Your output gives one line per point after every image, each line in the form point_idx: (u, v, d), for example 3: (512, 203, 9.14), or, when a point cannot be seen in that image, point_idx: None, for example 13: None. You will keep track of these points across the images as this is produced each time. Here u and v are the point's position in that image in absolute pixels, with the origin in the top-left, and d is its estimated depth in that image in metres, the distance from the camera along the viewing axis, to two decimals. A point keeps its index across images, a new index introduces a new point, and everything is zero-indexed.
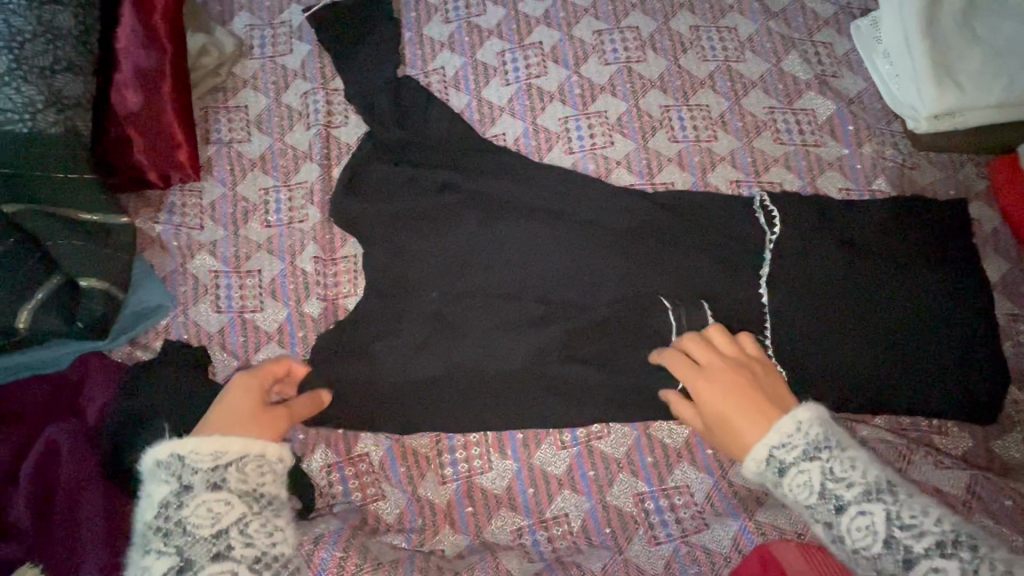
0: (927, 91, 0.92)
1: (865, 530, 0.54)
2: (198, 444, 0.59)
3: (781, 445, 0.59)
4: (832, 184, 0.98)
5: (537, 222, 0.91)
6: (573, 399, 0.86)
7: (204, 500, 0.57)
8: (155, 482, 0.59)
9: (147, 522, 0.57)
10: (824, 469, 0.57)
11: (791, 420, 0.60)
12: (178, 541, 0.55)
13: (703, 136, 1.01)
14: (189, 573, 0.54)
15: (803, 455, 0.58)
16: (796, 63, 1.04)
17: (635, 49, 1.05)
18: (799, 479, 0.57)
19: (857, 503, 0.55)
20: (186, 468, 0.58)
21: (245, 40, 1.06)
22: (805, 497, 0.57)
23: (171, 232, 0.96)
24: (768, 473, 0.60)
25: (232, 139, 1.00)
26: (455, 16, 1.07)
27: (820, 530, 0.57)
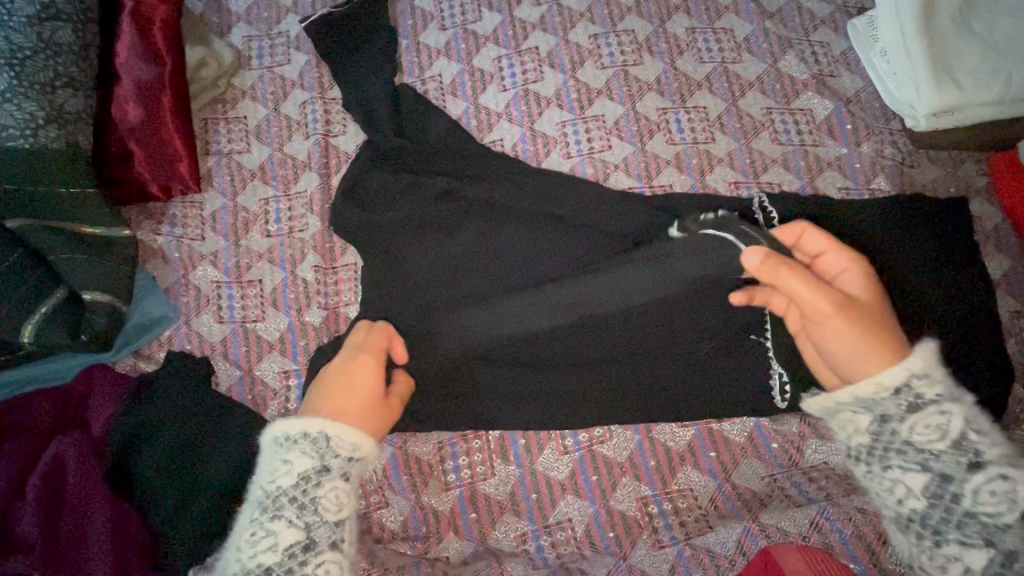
0: (925, 87, 0.92)
1: (999, 493, 0.56)
2: (346, 432, 0.63)
3: (921, 378, 0.60)
4: (831, 184, 0.98)
5: (539, 228, 0.91)
6: (582, 399, 0.86)
7: (336, 488, 0.61)
8: (297, 452, 0.62)
9: (280, 487, 0.61)
10: (961, 419, 0.58)
11: (924, 353, 0.60)
12: (309, 518, 0.60)
13: (701, 138, 1.01)
14: (311, 554, 0.59)
15: (943, 398, 0.59)
16: (793, 63, 1.04)
17: (631, 53, 1.05)
18: (931, 419, 0.59)
19: (998, 466, 0.57)
20: (330, 449, 0.62)
21: (242, 51, 1.06)
22: (929, 440, 0.59)
23: (173, 244, 0.96)
24: (890, 404, 0.61)
25: (232, 149, 1.01)
26: (451, 23, 1.07)
27: (925, 479, 0.58)
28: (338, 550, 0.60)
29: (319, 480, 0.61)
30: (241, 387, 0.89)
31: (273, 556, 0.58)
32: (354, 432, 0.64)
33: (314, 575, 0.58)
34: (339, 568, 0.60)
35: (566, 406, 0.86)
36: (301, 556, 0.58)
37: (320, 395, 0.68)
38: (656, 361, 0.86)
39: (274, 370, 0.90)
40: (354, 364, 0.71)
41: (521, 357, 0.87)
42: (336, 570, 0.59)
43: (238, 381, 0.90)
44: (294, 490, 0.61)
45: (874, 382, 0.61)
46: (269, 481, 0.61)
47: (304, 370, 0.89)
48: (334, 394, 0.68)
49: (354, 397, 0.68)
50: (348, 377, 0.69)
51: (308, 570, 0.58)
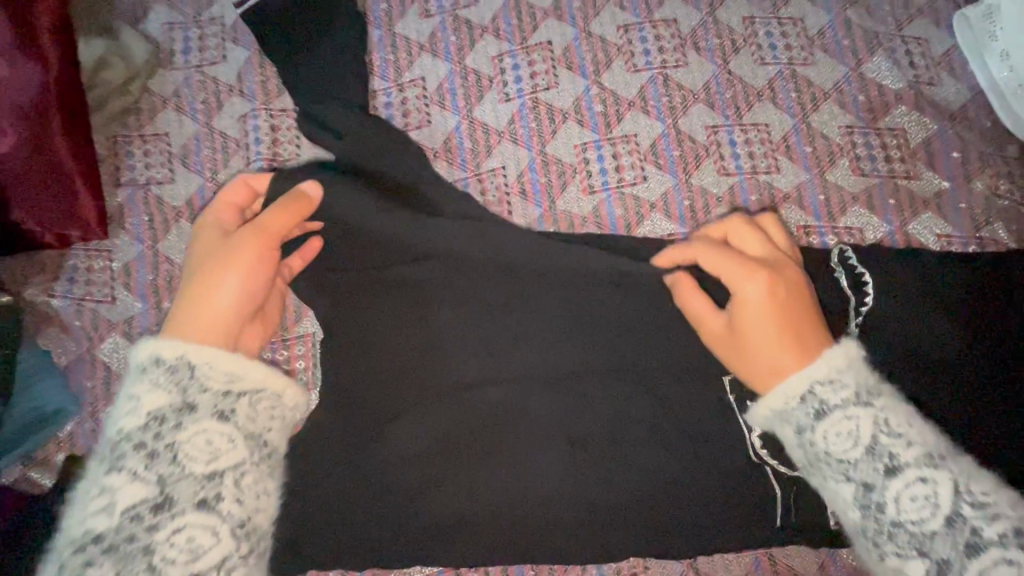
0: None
1: (921, 499, 0.44)
2: (215, 359, 0.45)
3: (826, 382, 0.48)
4: (929, 230, 0.76)
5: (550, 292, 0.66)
6: (616, 522, 0.65)
7: (206, 428, 0.43)
8: (146, 382, 0.43)
9: (122, 431, 0.42)
10: (871, 421, 0.46)
11: (841, 353, 0.49)
12: (164, 468, 0.41)
13: (761, 166, 0.78)
14: (165, 516, 0.40)
15: (851, 398, 0.47)
16: (882, 66, 0.80)
17: (672, 50, 0.81)
18: (841, 426, 0.47)
19: (916, 467, 0.45)
20: (195, 383, 0.44)
21: (163, 43, 0.81)
22: (843, 448, 0.47)
23: (73, 308, 0.73)
24: (797, 413, 0.48)
25: (151, 178, 0.77)
26: (437, 8, 0.82)
27: (847, 491, 0.47)
28: (213, 512, 0.41)
29: (177, 439, 0.42)
30: None
31: (105, 518, 0.39)
32: (222, 358, 0.45)
33: (168, 544, 0.40)
34: (211, 536, 0.41)
35: (593, 530, 0.65)
36: (150, 517, 0.40)
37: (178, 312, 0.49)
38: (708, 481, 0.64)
39: None
40: (217, 260, 0.52)
41: (529, 470, 0.64)
42: (207, 538, 0.41)
43: None
44: (141, 434, 0.42)
45: (759, 405, 0.50)
46: (115, 427, 0.43)
47: None
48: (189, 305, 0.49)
49: (210, 312, 0.49)
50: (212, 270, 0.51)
51: (160, 536, 0.39)
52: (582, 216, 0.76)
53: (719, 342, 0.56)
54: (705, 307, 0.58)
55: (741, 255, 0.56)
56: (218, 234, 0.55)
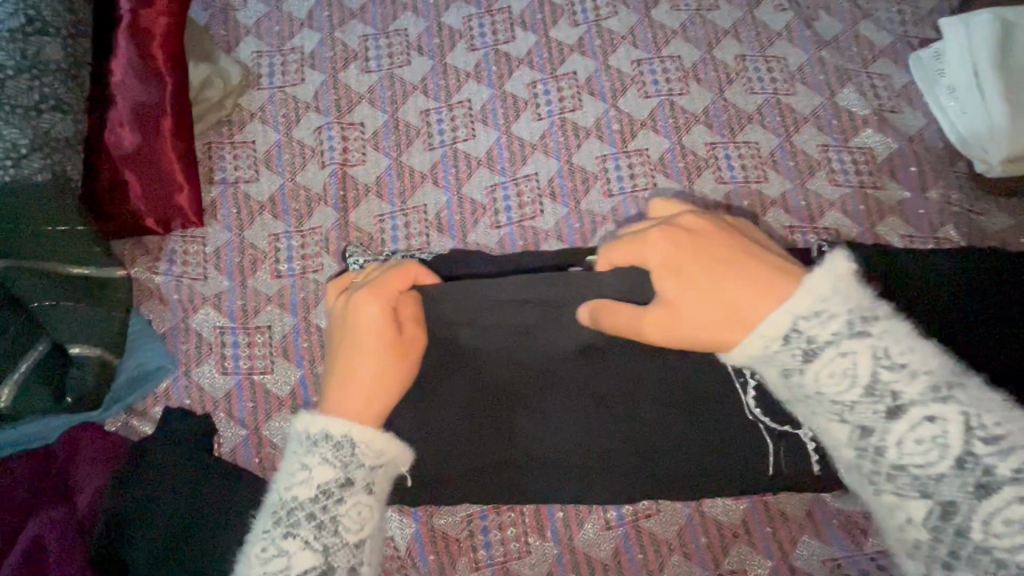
0: (997, 106, 0.85)
1: (927, 442, 0.44)
2: (369, 434, 0.56)
3: (809, 316, 0.48)
4: (893, 231, 0.90)
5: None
6: (634, 476, 0.76)
7: (359, 503, 0.55)
8: (314, 458, 0.56)
9: (296, 498, 0.55)
10: (872, 362, 0.46)
11: (829, 280, 0.49)
12: (344, 463, 0.55)
13: (752, 177, 0.93)
14: (345, 493, 0.55)
15: (844, 332, 0.47)
16: (852, 97, 0.96)
17: (677, 81, 0.97)
18: (838, 366, 0.47)
19: (922, 407, 0.44)
20: (356, 438, 0.56)
21: (251, 68, 0.97)
22: (837, 390, 0.47)
23: (172, 284, 0.87)
24: (783, 353, 0.49)
25: (238, 178, 0.92)
26: (481, 43, 0.98)
27: (844, 432, 0.47)
28: (372, 494, 0.56)
29: (354, 444, 0.56)
30: (247, 449, 0.81)
31: (307, 491, 0.55)
32: (382, 439, 0.57)
33: None
34: (372, 511, 0.56)
35: (613, 481, 0.77)
36: (336, 493, 0.54)
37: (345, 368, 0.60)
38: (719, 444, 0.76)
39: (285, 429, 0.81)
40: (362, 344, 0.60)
41: (570, 430, 0.75)
42: (368, 514, 0.56)
43: (244, 443, 0.81)
44: (311, 504, 0.55)
45: (735, 353, 0.50)
46: (303, 424, 0.57)
47: None
48: (341, 369, 0.60)
49: (363, 363, 0.59)
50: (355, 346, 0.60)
51: (341, 510, 0.54)
52: (603, 215, 0.90)
53: (654, 329, 0.55)
54: (632, 315, 0.56)
55: (684, 237, 0.55)
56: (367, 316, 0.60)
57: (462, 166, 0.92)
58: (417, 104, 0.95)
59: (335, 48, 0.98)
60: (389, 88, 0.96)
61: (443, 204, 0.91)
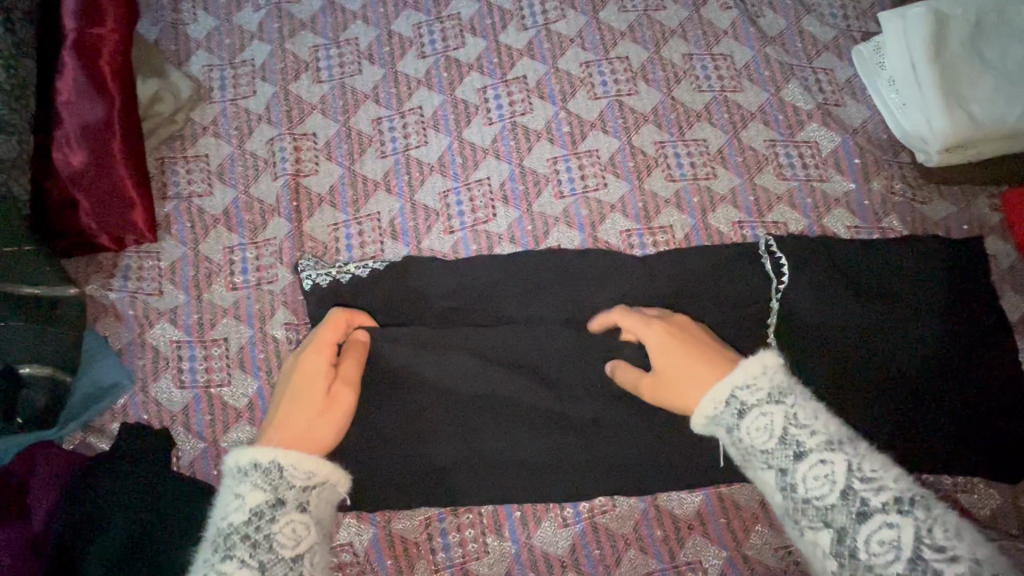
0: (933, 95, 0.87)
1: (887, 542, 0.50)
2: (298, 459, 0.62)
3: (743, 386, 0.60)
4: (839, 222, 0.92)
5: (548, 289, 0.85)
6: (582, 471, 0.79)
7: (293, 520, 0.60)
8: (247, 485, 0.60)
9: (232, 524, 0.59)
10: (843, 464, 0.54)
11: (759, 364, 0.61)
12: (275, 483, 0.61)
13: (701, 173, 0.94)
14: (278, 513, 0.59)
15: (825, 445, 0.55)
16: (797, 91, 0.98)
17: (626, 81, 0.98)
18: (817, 468, 0.55)
19: (883, 514, 0.51)
20: (285, 472, 0.61)
21: (202, 81, 0.97)
22: (761, 441, 0.58)
23: (127, 300, 0.87)
24: (726, 415, 0.61)
25: (192, 192, 0.92)
26: (431, 50, 0.99)
27: (826, 539, 0.53)
28: (306, 512, 0.61)
29: (282, 468, 0.61)
30: (206, 462, 0.81)
31: (241, 515, 0.59)
32: (308, 460, 0.62)
33: None
34: (306, 528, 0.60)
35: (561, 476, 0.79)
36: (268, 513, 0.59)
37: (279, 418, 0.66)
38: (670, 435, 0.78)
39: (243, 441, 0.82)
40: (302, 390, 0.67)
41: (512, 430, 0.78)
42: (303, 530, 0.60)
43: (202, 455, 0.82)
44: (246, 527, 0.59)
45: (698, 416, 0.62)
46: (235, 460, 0.62)
47: None
48: (282, 411, 0.66)
49: (300, 411, 0.66)
50: (296, 397, 0.67)
51: (275, 526, 0.59)
52: (554, 216, 0.91)
53: (649, 392, 0.69)
54: (635, 375, 0.71)
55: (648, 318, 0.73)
56: (314, 369, 0.68)
57: (414, 173, 0.93)
58: (368, 112, 0.96)
59: (286, 59, 0.99)
60: (340, 97, 0.97)
61: (396, 211, 0.91)
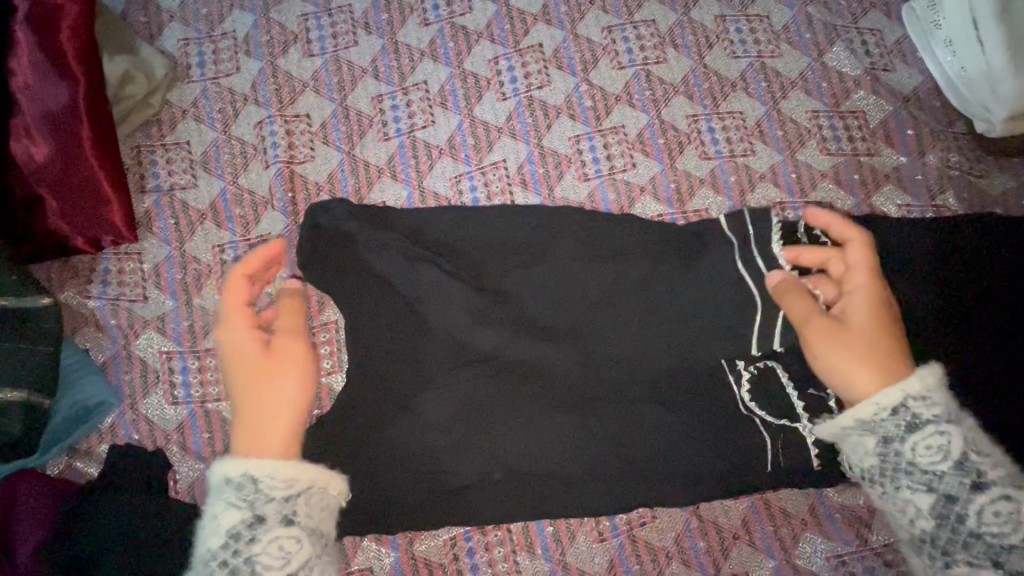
0: (998, 56, 0.78)
1: (1003, 515, 0.52)
2: (273, 467, 0.52)
3: (919, 398, 0.56)
4: (890, 200, 0.84)
5: (576, 272, 0.75)
6: (622, 472, 0.73)
7: (278, 536, 0.50)
8: (220, 504, 0.51)
9: (207, 552, 0.50)
10: (960, 439, 0.54)
11: (932, 377, 0.56)
12: (248, 498, 0.51)
13: (738, 150, 0.86)
14: (257, 531, 0.50)
15: (943, 417, 0.55)
16: (841, 55, 0.89)
17: (652, 48, 0.88)
18: (933, 440, 0.54)
19: (998, 486, 0.53)
20: (259, 492, 0.51)
21: (179, 58, 0.87)
22: (932, 460, 0.54)
23: (107, 308, 0.78)
24: (890, 424, 0.56)
25: (174, 185, 0.82)
26: (435, 16, 0.89)
27: (930, 500, 0.54)
28: (293, 526, 0.51)
29: (255, 480, 0.51)
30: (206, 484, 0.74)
31: (215, 540, 0.50)
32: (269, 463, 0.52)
33: None
34: (295, 543, 0.50)
35: (601, 479, 0.73)
36: (246, 534, 0.49)
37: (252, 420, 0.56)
38: (718, 440, 0.72)
39: None
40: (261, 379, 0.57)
41: (547, 428, 0.71)
42: (292, 546, 0.50)
43: (202, 477, 0.74)
44: (224, 551, 0.50)
45: (847, 416, 0.58)
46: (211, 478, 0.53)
47: None
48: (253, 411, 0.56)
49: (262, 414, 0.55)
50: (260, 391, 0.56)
51: (256, 548, 0.49)
52: (578, 201, 0.83)
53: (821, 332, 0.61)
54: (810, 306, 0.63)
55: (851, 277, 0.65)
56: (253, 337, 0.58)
57: (421, 157, 0.84)
58: (367, 89, 0.86)
59: (271, 30, 0.88)
60: (335, 73, 0.86)
61: (403, 200, 0.82)
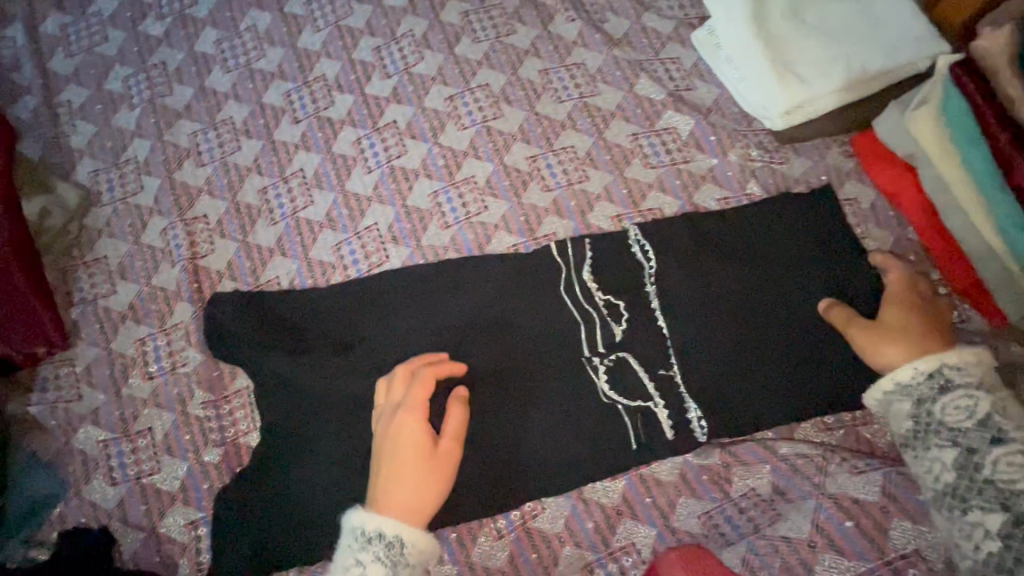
0: (762, 65, 0.94)
1: (1014, 465, 0.62)
2: (416, 537, 0.65)
3: (953, 367, 0.69)
4: (709, 197, 0.98)
5: (437, 308, 0.89)
6: (499, 475, 0.83)
7: None
8: (363, 558, 0.64)
9: None
10: (987, 402, 0.66)
11: (967, 353, 0.69)
12: (394, 558, 0.64)
13: (575, 178, 1.00)
14: None
15: (973, 384, 0.67)
16: (648, 84, 1.04)
17: (490, 107, 1.04)
18: (958, 401, 0.67)
19: (1017, 440, 0.63)
20: (403, 557, 0.64)
21: (91, 187, 1.01)
22: (957, 419, 0.66)
23: (48, 411, 0.90)
24: (923, 388, 0.69)
25: (96, 294, 0.95)
26: (303, 114, 1.04)
27: (951, 455, 0.65)
28: None
29: (404, 543, 0.65)
30: (147, 551, 0.83)
31: None
32: (422, 539, 0.66)
33: None
34: None
35: (484, 483, 0.83)
36: None
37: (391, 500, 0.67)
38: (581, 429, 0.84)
39: (181, 523, 0.84)
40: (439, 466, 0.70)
41: None
42: None
43: (143, 545, 0.84)
44: None
45: (889, 379, 0.72)
46: (361, 520, 0.66)
47: (210, 516, 0.84)
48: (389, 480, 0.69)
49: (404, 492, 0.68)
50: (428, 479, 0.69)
51: None
52: (443, 246, 0.96)
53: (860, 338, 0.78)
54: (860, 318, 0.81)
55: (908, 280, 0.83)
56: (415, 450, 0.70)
57: (306, 233, 0.97)
58: (254, 184, 1.00)
59: (166, 150, 1.03)
60: (225, 175, 1.01)
61: (294, 272, 0.95)
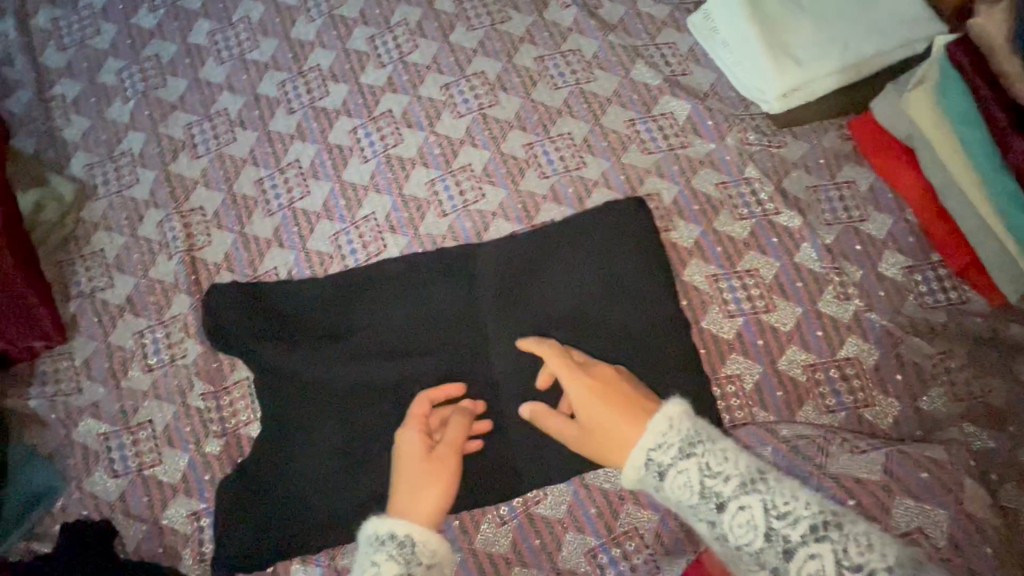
0: (757, 48, 0.94)
1: (745, 525, 0.56)
2: (428, 538, 0.64)
3: (657, 447, 0.61)
4: (708, 182, 0.97)
5: (432, 297, 0.89)
6: (498, 462, 0.82)
7: None
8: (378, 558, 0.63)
9: None
10: (697, 459, 0.60)
11: (665, 419, 0.63)
12: (409, 557, 0.63)
13: (572, 165, 0.99)
14: None
15: (675, 456, 0.60)
16: (643, 70, 1.04)
17: (485, 95, 1.03)
18: (678, 479, 0.59)
19: (735, 499, 0.57)
20: (416, 555, 0.63)
21: (86, 181, 1.01)
22: (685, 498, 0.59)
23: (47, 405, 0.90)
24: (650, 477, 0.61)
25: (94, 287, 0.95)
26: (298, 104, 1.04)
27: (704, 529, 0.59)
28: None
29: (416, 542, 0.63)
30: (150, 542, 0.83)
31: None
32: (434, 538, 0.64)
33: None
34: None
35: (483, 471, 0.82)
36: None
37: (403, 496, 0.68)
38: None
39: (183, 514, 0.84)
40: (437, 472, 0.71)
41: None
42: None
43: (146, 537, 0.84)
44: None
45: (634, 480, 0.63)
46: (373, 528, 0.65)
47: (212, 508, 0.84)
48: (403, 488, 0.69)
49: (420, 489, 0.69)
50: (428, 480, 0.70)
51: None
52: (441, 234, 0.96)
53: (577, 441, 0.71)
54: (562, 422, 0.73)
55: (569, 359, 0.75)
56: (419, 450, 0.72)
57: (303, 224, 0.97)
58: (250, 176, 1.00)
59: (161, 142, 1.02)
60: (221, 167, 1.01)
61: (291, 263, 0.95)
